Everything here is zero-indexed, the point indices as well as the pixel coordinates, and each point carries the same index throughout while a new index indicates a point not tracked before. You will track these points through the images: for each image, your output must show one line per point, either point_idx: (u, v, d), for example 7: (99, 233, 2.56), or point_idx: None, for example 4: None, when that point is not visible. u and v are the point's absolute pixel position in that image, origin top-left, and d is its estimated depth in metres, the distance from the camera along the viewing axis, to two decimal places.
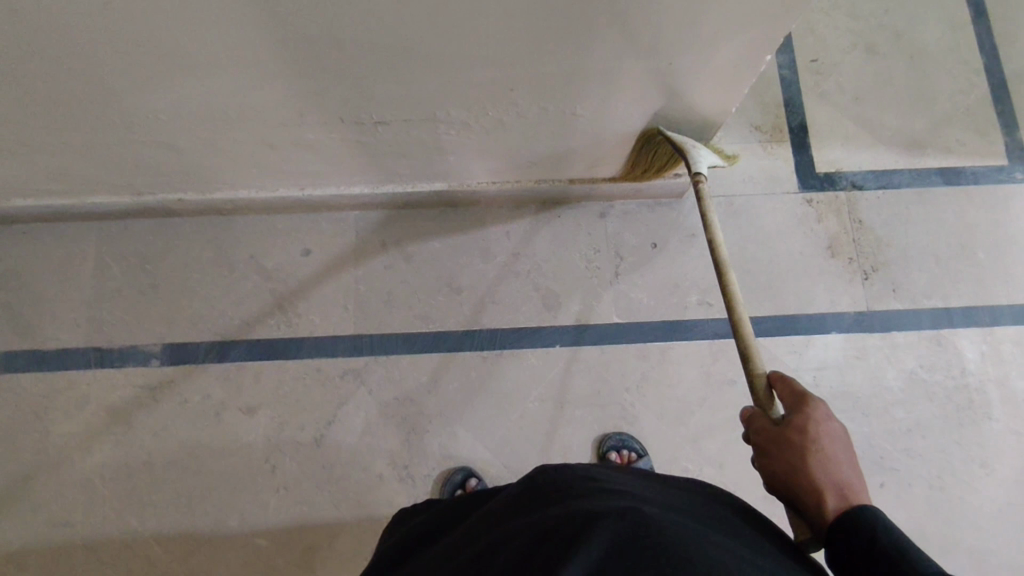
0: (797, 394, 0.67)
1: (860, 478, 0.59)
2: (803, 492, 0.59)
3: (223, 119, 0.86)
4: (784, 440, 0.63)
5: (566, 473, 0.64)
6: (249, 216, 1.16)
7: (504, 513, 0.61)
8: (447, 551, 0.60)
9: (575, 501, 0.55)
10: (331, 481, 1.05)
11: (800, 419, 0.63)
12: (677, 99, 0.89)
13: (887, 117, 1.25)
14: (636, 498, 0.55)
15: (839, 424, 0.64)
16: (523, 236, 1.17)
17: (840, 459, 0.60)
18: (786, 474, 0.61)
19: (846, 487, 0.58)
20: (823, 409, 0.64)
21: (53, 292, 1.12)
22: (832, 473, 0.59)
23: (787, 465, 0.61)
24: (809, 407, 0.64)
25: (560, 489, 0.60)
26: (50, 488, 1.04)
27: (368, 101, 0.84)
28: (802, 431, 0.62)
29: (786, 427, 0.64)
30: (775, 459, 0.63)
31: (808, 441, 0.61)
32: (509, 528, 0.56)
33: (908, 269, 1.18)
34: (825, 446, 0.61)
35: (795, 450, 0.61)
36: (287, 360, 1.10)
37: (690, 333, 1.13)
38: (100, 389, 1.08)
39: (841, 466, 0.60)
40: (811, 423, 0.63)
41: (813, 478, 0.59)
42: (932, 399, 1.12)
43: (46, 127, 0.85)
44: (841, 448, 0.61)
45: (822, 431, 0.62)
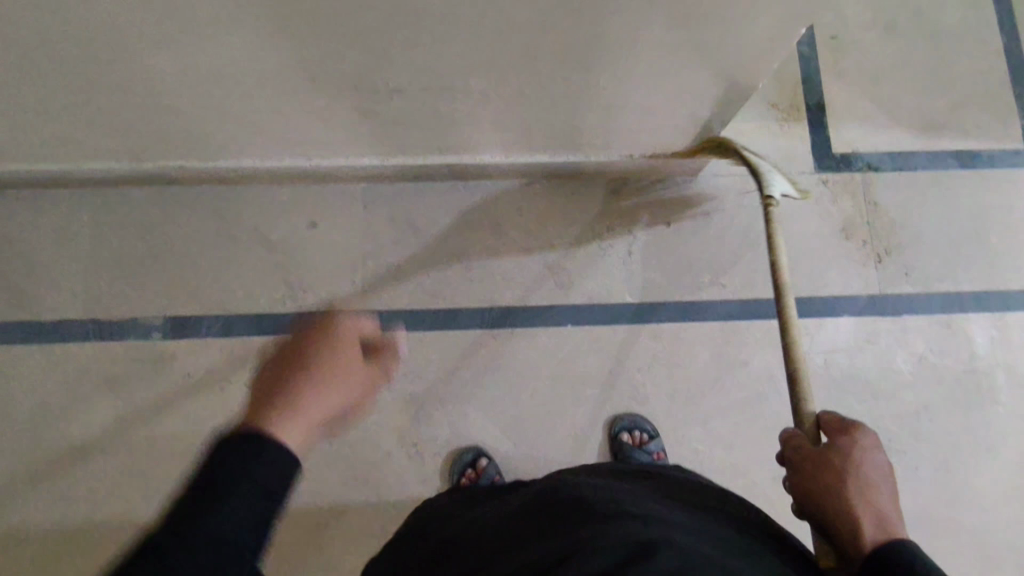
0: (843, 422, 0.66)
1: (898, 510, 0.58)
2: (836, 514, 0.59)
3: (229, 83, 0.82)
4: (822, 461, 0.62)
5: (586, 488, 0.61)
6: (252, 186, 1.12)
7: (520, 530, 0.58)
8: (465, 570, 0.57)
9: (607, 525, 0.53)
10: (338, 458, 1.04)
11: (846, 442, 0.63)
12: (703, 75, 0.86)
13: (904, 98, 1.23)
14: (668, 528, 0.53)
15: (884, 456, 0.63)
16: (534, 211, 1.14)
17: (881, 488, 0.60)
18: (821, 494, 0.61)
19: (884, 517, 0.57)
20: (869, 438, 0.63)
21: (49, 261, 1.08)
22: (871, 502, 0.58)
23: (822, 486, 0.61)
24: (855, 434, 0.64)
25: (582, 506, 0.57)
26: (49, 463, 1.01)
27: (384, 68, 0.80)
28: (843, 455, 0.62)
29: (828, 449, 0.63)
30: (811, 477, 0.62)
31: (849, 465, 0.61)
32: (532, 551, 0.53)
33: (921, 253, 1.17)
34: (866, 474, 0.60)
35: (834, 472, 0.61)
36: (293, 335, 1.08)
37: (702, 314, 1.12)
38: (100, 362, 1.05)
39: (881, 496, 0.59)
40: (854, 449, 0.62)
41: (850, 502, 0.58)
42: (941, 383, 1.12)
43: (43, 90, 0.81)
44: (884, 478, 0.60)
45: (866, 459, 0.62)
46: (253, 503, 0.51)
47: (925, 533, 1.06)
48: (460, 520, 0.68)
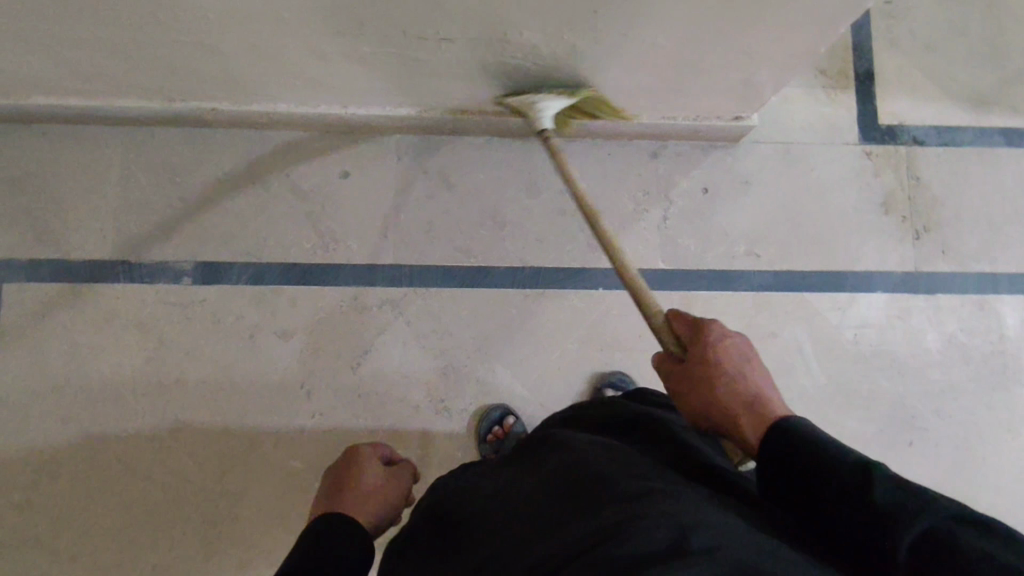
0: (691, 322, 0.70)
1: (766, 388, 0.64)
2: (725, 423, 0.65)
3: (274, 23, 0.78)
4: (692, 376, 0.67)
5: (603, 462, 0.59)
6: (284, 131, 1.09)
7: (543, 503, 0.57)
8: (492, 537, 0.56)
9: (638, 507, 0.51)
10: (367, 410, 1.04)
11: (699, 350, 0.67)
12: (764, 37, 0.83)
13: (957, 70, 1.19)
14: (701, 506, 0.52)
15: (738, 339, 0.69)
16: (570, 172, 1.12)
17: (748, 378, 0.66)
18: (705, 410, 0.66)
19: (755, 402, 0.63)
20: (716, 329, 0.68)
21: (78, 199, 1.06)
22: (743, 397, 0.64)
23: (704, 402, 0.66)
24: (702, 335, 0.68)
25: (603, 484, 0.56)
26: (80, 402, 1.02)
27: (437, 15, 0.76)
28: (704, 363, 0.67)
29: (687, 366, 0.68)
30: (690, 398, 0.68)
31: (711, 372, 0.66)
32: (558, 536, 0.51)
33: (960, 231, 1.15)
34: (730, 370, 0.66)
35: (704, 384, 0.66)
36: (323, 286, 1.07)
37: (735, 284, 1.12)
38: (131, 304, 1.04)
39: (750, 384, 0.65)
40: (710, 350, 0.67)
41: (728, 408, 0.64)
42: (969, 363, 1.12)
43: (80, 20, 0.77)
44: (744, 365, 0.67)
45: (725, 356, 0.67)
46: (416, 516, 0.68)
47: None
48: (468, 489, 0.66)
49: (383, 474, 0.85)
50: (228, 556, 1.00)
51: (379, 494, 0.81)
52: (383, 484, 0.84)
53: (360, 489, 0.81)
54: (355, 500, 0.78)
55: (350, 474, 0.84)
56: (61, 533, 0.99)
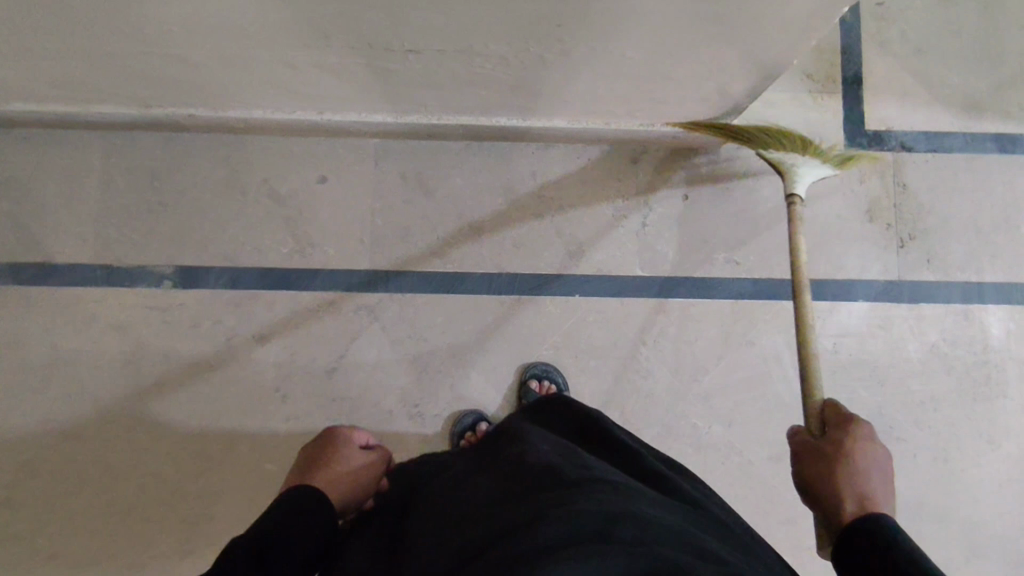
0: (847, 417, 0.70)
1: (885, 497, 0.61)
2: (827, 500, 0.63)
3: (237, 35, 0.78)
4: (821, 453, 0.67)
5: (553, 457, 0.63)
6: (262, 136, 1.09)
7: (486, 490, 0.61)
8: (434, 517, 0.60)
9: (578, 497, 0.54)
10: (342, 414, 1.06)
11: (842, 436, 0.68)
12: (735, 48, 0.81)
13: (948, 74, 1.16)
14: (634, 500, 0.55)
15: (888, 463, 0.65)
16: (549, 177, 1.11)
17: (873, 477, 0.63)
18: (817, 485, 0.65)
19: (866, 495, 0.61)
20: (868, 432, 0.67)
21: (59, 203, 1.07)
22: (857, 485, 0.62)
23: (820, 478, 0.65)
24: (852, 429, 0.68)
25: (551, 474, 0.59)
26: (62, 403, 1.04)
27: (399, 28, 0.76)
28: (840, 446, 0.66)
29: (824, 444, 0.68)
30: (810, 470, 0.67)
31: (842, 456, 0.65)
32: (500, 514, 0.55)
33: (946, 240, 1.13)
34: (858, 461, 0.64)
35: (827, 460, 0.66)
36: (300, 291, 1.08)
37: (713, 292, 1.11)
38: (111, 307, 1.06)
39: (871, 483, 0.63)
40: (852, 442, 0.67)
41: (837, 488, 0.62)
42: (950, 374, 1.11)
43: (45, 32, 0.77)
44: (878, 470, 0.64)
45: (863, 453, 0.65)
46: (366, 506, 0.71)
47: (915, 518, 1.08)
48: (424, 482, 0.70)
49: (359, 456, 0.77)
50: (206, 554, 1.03)
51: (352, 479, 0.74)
52: (358, 467, 0.75)
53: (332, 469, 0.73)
54: (327, 479, 0.71)
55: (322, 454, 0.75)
56: (45, 529, 1.02)
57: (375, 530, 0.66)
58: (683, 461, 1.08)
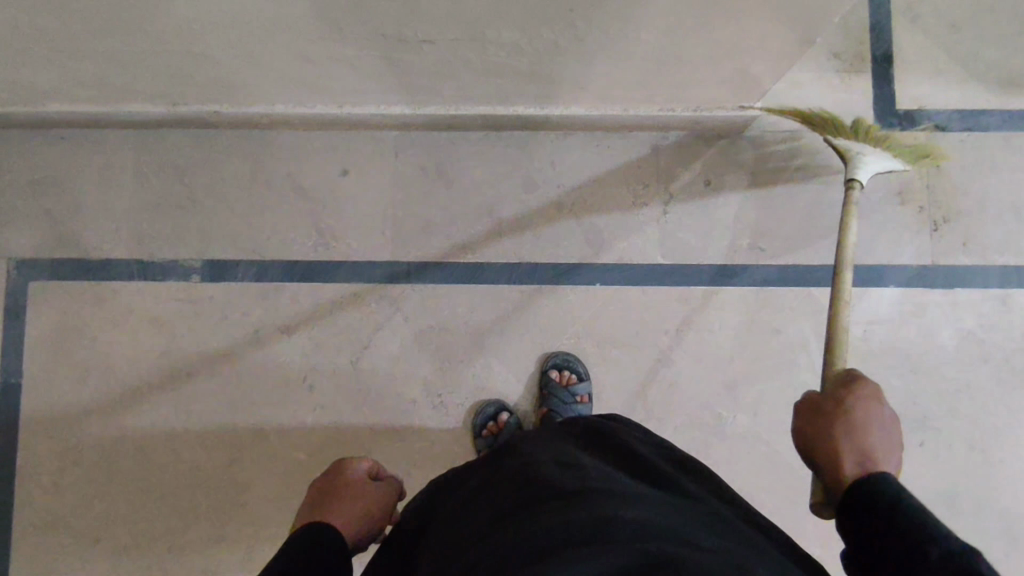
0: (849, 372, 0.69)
1: (886, 454, 0.61)
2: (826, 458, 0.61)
3: (255, 31, 0.79)
4: (820, 409, 0.66)
5: (554, 468, 0.62)
6: (286, 131, 1.11)
7: (487, 505, 0.61)
8: (444, 537, 0.61)
9: (571, 506, 0.54)
10: (366, 403, 1.08)
11: (843, 391, 0.66)
12: (754, 29, 0.79)
13: (985, 49, 1.11)
14: (632, 506, 0.54)
15: (891, 417, 0.64)
16: (567, 166, 1.11)
17: (875, 434, 0.62)
18: (815, 441, 0.63)
19: (867, 452, 0.60)
20: (870, 388, 0.66)
21: (94, 200, 1.11)
22: (858, 442, 0.60)
23: (818, 434, 0.64)
24: (854, 385, 0.66)
25: (550, 487, 0.58)
26: (100, 393, 1.08)
27: (411, 19, 0.76)
28: (841, 402, 0.65)
29: (824, 399, 0.66)
30: (809, 426, 0.65)
31: (843, 412, 0.64)
32: (498, 534, 0.55)
33: (983, 222, 1.09)
34: (860, 418, 0.63)
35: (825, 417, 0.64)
36: (324, 283, 1.10)
37: (737, 279, 1.09)
38: (145, 300, 1.09)
39: (873, 439, 0.61)
40: (854, 396, 0.65)
41: (837, 446, 0.61)
42: (986, 362, 1.07)
43: (74, 35, 0.79)
44: (880, 425, 0.63)
45: (864, 409, 0.64)
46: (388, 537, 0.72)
47: (949, 509, 1.05)
48: (437, 506, 0.70)
49: (371, 487, 0.82)
50: (238, 539, 1.06)
51: (366, 510, 0.78)
52: (371, 498, 0.80)
53: (347, 502, 0.78)
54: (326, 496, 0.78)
55: (335, 486, 0.80)
56: (86, 515, 1.06)
57: (393, 562, 0.67)
58: (708, 450, 1.07)
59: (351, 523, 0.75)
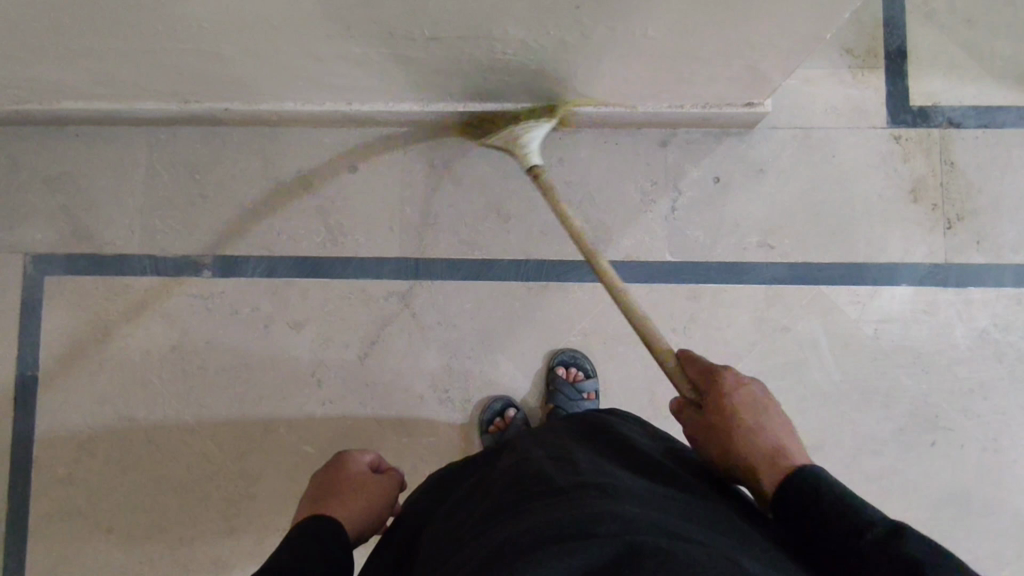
0: (705, 367, 0.72)
1: (785, 441, 0.65)
2: (744, 473, 0.65)
3: (263, 29, 0.80)
4: (709, 423, 0.69)
5: (547, 464, 0.62)
6: (295, 128, 1.12)
7: (485, 501, 0.61)
8: (443, 532, 0.61)
9: (565, 503, 0.54)
10: (374, 398, 1.08)
11: (716, 399, 0.69)
12: (761, 25, 0.79)
13: (1001, 45, 1.09)
14: (622, 501, 0.54)
15: (756, 387, 0.70)
16: (576, 163, 1.11)
17: (763, 424, 0.67)
18: (726, 459, 0.67)
19: (772, 452, 0.64)
20: (731, 378, 0.69)
21: (107, 196, 1.13)
22: (760, 446, 0.65)
23: (724, 451, 0.67)
24: (718, 384, 0.70)
25: (541, 484, 0.58)
26: (113, 386, 1.10)
27: (418, 17, 0.76)
28: (721, 413, 0.68)
29: (706, 415, 0.69)
30: (709, 445, 0.69)
31: (729, 421, 0.67)
32: (489, 532, 0.55)
33: (998, 220, 1.07)
34: (745, 419, 0.67)
35: (718, 430, 0.68)
36: (333, 279, 1.11)
37: (746, 277, 1.08)
38: (156, 295, 1.11)
39: (767, 434, 0.66)
40: (728, 402, 0.68)
41: (747, 458, 0.64)
42: (1000, 361, 1.05)
43: (87, 33, 0.80)
44: (763, 415, 0.67)
45: (739, 404, 0.68)
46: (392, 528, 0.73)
47: (961, 510, 1.03)
48: (439, 500, 0.71)
49: (373, 479, 0.84)
50: (247, 531, 1.07)
51: (367, 502, 0.80)
52: (372, 490, 0.82)
53: (347, 495, 0.79)
54: (324, 490, 0.81)
55: (337, 479, 0.83)
56: (99, 505, 1.08)
57: (397, 551, 0.68)
58: None
59: (352, 515, 0.77)
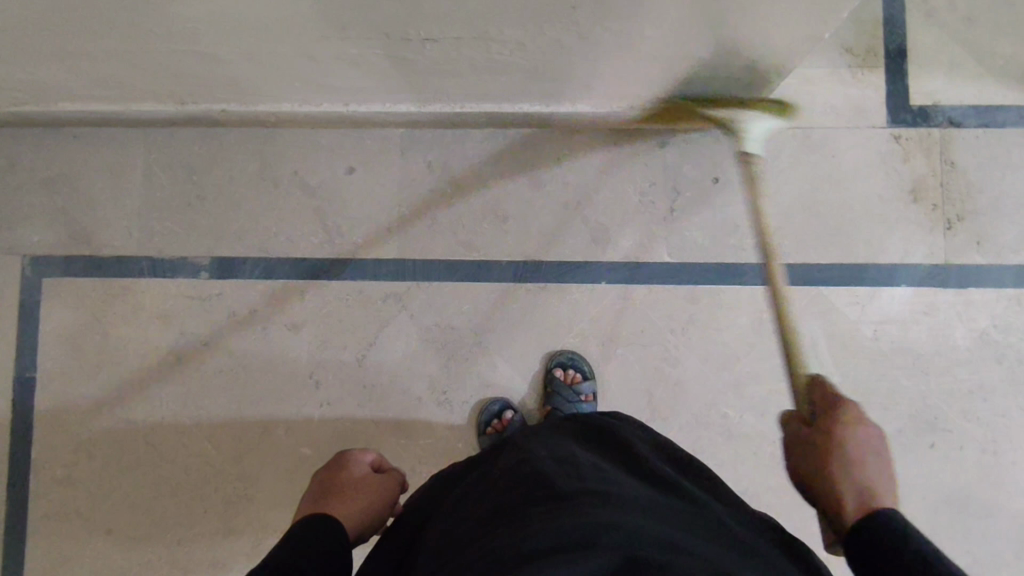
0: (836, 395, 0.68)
1: (887, 487, 0.60)
2: (827, 499, 0.61)
3: (258, 30, 0.79)
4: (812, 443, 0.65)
5: (549, 465, 0.62)
6: (293, 129, 1.12)
7: (485, 502, 0.61)
8: (442, 532, 0.61)
9: (566, 508, 0.54)
10: (372, 400, 1.08)
11: (831, 422, 0.65)
12: (759, 25, 0.78)
13: (1002, 44, 1.08)
14: (623, 510, 0.54)
15: (877, 430, 0.64)
16: (574, 164, 1.10)
17: (867, 461, 0.62)
18: (815, 479, 0.63)
19: (870, 491, 0.59)
20: (856, 412, 0.65)
21: (105, 198, 1.12)
22: (858, 481, 0.60)
23: (817, 471, 0.63)
24: (842, 412, 0.65)
25: (543, 487, 0.58)
26: (111, 388, 1.10)
27: (415, 18, 0.76)
28: (832, 436, 0.64)
29: (814, 431, 0.66)
30: (804, 461, 0.65)
31: (835, 446, 0.63)
32: (488, 535, 0.55)
33: (998, 221, 1.07)
34: (852, 450, 0.62)
35: (820, 451, 0.64)
36: (331, 281, 1.10)
37: (745, 278, 1.08)
38: (154, 297, 1.11)
39: (870, 472, 0.61)
40: (843, 428, 0.64)
41: (838, 486, 0.60)
42: (1000, 362, 1.05)
43: (82, 35, 0.80)
44: (873, 453, 0.63)
45: (853, 435, 0.63)
46: (390, 528, 0.73)
47: (960, 512, 1.03)
48: (437, 503, 0.70)
49: (374, 479, 0.84)
50: (245, 533, 1.07)
51: (367, 501, 0.80)
52: (373, 490, 0.82)
53: (347, 494, 0.79)
54: (325, 488, 0.81)
55: (337, 478, 0.83)
56: (98, 507, 1.08)
57: (394, 552, 0.67)
58: (713, 450, 1.06)
59: (352, 513, 0.76)
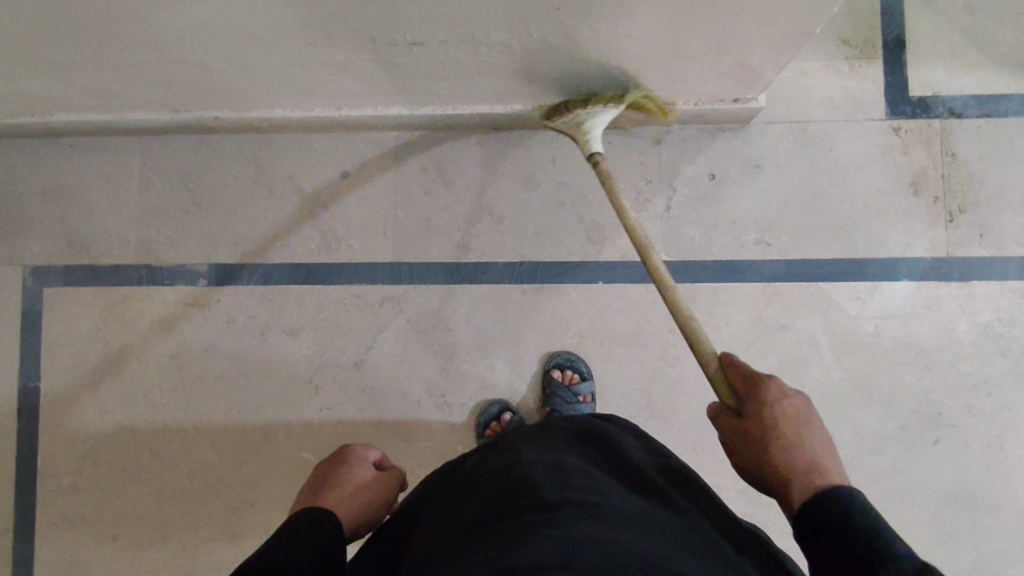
0: (749, 374, 0.68)
1: (826, 456, 0.62)
2: (775, 483, 0.62)
3: (246, 38, 0.79)
4: (744, 428, 0.66)
5: (537, 472, 0.61)
6: (286, 134, 1.12)
7: (470, 508, 0.61)
8: (425, 538, 0.61)
9: (550, 521, 0.53)
10: (370, 404, 1.08)
11: (755, 407, 0.66)
12: (748, 20, 0.77)
13: (1003, 31, 1.06)
14: (608, 526, 0.53)
15: (800, 398, 0.66)
16: (569, 163, 1.10)
17: (804, 437, 0.63)
18: (757, 466, 0.64)
19: (812, 465, 0.60)
20: (775, 388, 0.66)
21: (103, 207, 1.13)
22: (796, 457, 0.61)
23: (757, 458, 0.64)
24: (760, 391, 0.66)
25: (529, 496, 0.58)
26: (113, 396, 1.11)
27: (401, 22, 0.75)
28: (761, 420, 0.65)
29: (743, 420, 0.67)
30: (743, 450, 0.66)
31: (766, 428, 0.64)
32: (469, 545, 0.54)
33: (1001, 212, 1.05)
34: (783, 429, 0.64)
35: (755, 437, 0.65)
36: (328, 285, 1.11)
37: (743, 275, 1.07)
38: (153, 305, 1.12)
39: (806, 447, 0.62)
40: (766, 409, 0.65)
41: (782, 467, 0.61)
42: (1005, 355, 1.03)
43: (72, 47, 0.80)
44: (804, 426, 0.64)
45: (778, 412, 0.65)
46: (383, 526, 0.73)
47: (965, 508, 1.02)
48: (427, 505, 0.70)
49: (373, 476, 0.84)
50: (248, 536, 1.08)
51: (365, 495, 0.80)
52: (371, 486, 0.82)
53: (346, 487, 0.79)
54: (325, 480, 0.81)
55: (339, 471, 0.82)
56: (102, 513, 1.09)
57: (383, 553, 0.67)
58: (714, 447, 1.06)
59: (349, 506, 0.77)
